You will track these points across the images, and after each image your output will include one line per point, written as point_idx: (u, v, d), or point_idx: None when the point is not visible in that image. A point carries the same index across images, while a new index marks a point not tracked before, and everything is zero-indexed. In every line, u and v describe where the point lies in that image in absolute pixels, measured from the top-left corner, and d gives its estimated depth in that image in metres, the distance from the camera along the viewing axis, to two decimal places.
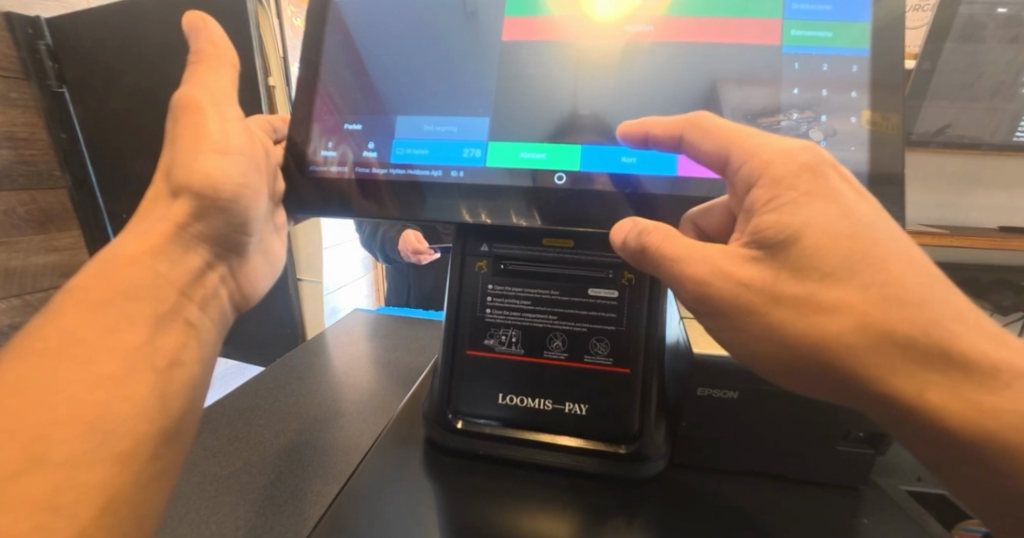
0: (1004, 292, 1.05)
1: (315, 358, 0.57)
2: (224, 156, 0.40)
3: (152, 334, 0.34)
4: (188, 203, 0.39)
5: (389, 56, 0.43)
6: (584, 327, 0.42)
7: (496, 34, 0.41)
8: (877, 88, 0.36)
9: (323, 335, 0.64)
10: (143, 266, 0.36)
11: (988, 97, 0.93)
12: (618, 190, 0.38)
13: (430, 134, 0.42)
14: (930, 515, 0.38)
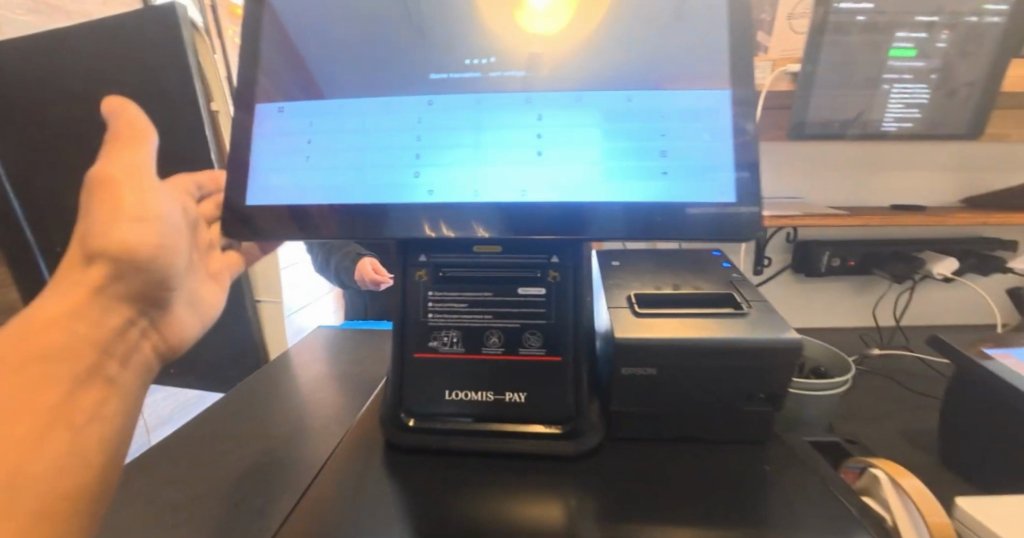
0: (894, 262, 0.88)
1: (278, 377, 0.58)
2: (143, 223, 0.33)
3: (67, 396, 0.27)
4: (104, 267, 0.30)
5: (320, 66, 0.38)
6: (516, 323, 0.39)
7: (437, 43, 0.37)
8: (739, 84, 0.33)
9: (286, 353, 0.65)
10: (58, 330, 0.28)
11: (861, 91, 0.75)
12: (559, 199, 0.34)
13: (379, 150, 0.37)
14: (823, 463, 0.39)
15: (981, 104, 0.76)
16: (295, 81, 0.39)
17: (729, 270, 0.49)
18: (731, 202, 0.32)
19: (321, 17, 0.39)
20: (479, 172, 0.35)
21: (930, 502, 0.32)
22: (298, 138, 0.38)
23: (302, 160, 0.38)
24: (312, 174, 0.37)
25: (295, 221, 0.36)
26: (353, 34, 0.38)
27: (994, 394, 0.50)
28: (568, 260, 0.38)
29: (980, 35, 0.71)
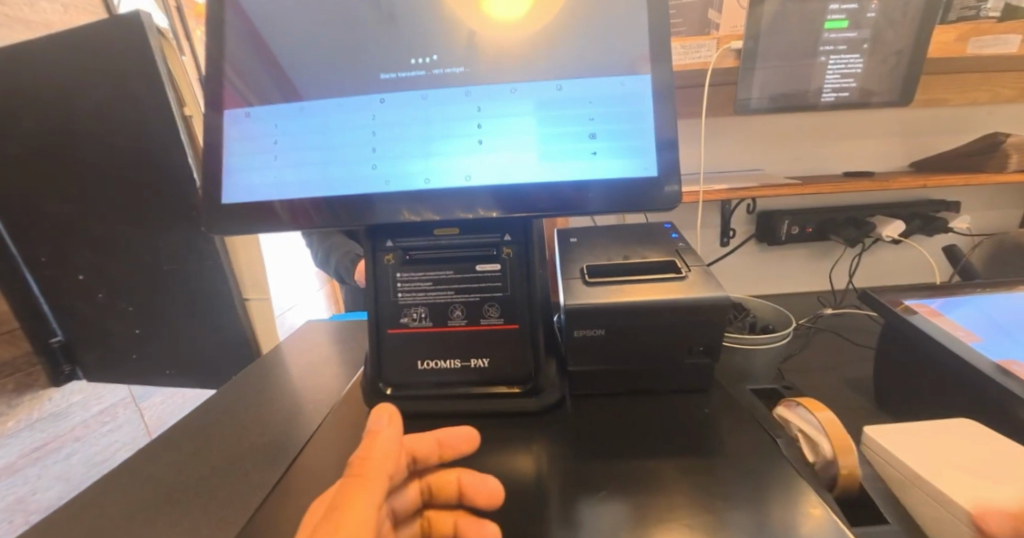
0: (846, 228, 0.94)
1: (275, 378, 0.64)
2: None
3: None
4: None
5: (289, 55, 0.42)
6: (476, 297, 0.43)
7: (401, 32, 0.41)
8: (660, 60, 0.39)
9: (282, 353, 0.72)
10: None
11: (802, 61, 0.80)
12: (534, 181, 0.39)
13: (356, 142, 0.41)
14: (761, 408, 0.44)
15: (910, 70, 0.80)
16: (266, 79, 0.42)
17: (676, 241, 0.54)
18: (653, 177, 0.38)
19: (286, 5, 0.42)
20: (433, 163, 0.40)
21: (839, 430, 0.37)
22: (273, 134, 0.42)
23: (280, 155, 0.41)
24: (293, 167, 0.41)
25: (280, 217, 0.41)
26: (310, 34, 0.41)
27: (918, 338, 0.56)
28: (520, 237, 0.43)
29: (906, 3, 0.75)
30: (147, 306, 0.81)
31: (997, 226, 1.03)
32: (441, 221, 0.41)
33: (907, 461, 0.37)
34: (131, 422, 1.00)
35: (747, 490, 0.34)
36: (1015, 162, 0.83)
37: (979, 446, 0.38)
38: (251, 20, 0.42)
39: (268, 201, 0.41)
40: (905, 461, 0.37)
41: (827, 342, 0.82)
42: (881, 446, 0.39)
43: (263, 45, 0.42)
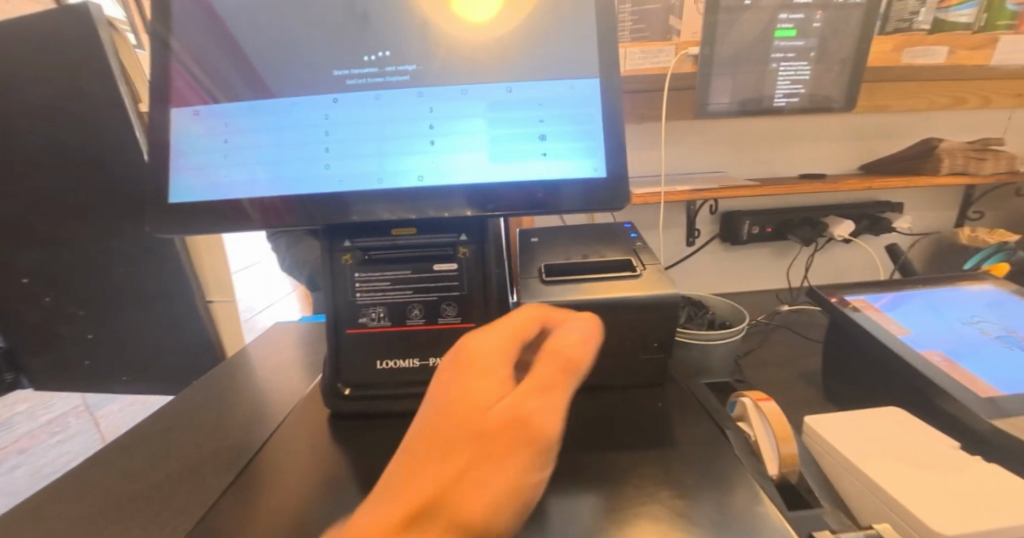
0: (802, 228, 0.98)
1: (239, 380, 0.63)
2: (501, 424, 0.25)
3: None
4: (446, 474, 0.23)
5: (262, 55, 0.44)
6: (434, 296, 0.45)
7: (371, 35, 0.44)
8: (609, 66, 0.43)
9: (247, 354, 0.71)
10: None
11: (755, 65, 0.83)
12: (502, 181, 0.43)
13: (331, 142, 0.43)
14: (712, 397, 0.47)
15: (854, 76, 0.84)
16: (236, 81, 0.44)
17: (634, 240, 0.56)
18: (603, 176, 0.43)
19: (258, 9, 0.44)
20: (387, 163, 0.43)
21: (780, 419, 0.39)
22: (243, 135, 0.44)
23: (254, 156, 0.44)
24: (267, 168, 0.44)
25: (245, 216, 0.43)
26: (280, 39, 0.44)
27: (856, 330, 0.61)
28: (475, 237, 0.45)
29: (847, 14, 0.80)
30: (101, 309, 0.78)
31: (936, 226, 1.10)
32: (415, 220, 0.43)
33: (845, 455, 0.39)
34: (84, 433, 0.92)
35: (697, 478, 0.37)
36: (945, 166, 0.88)
37: (908, 436, 0.41)
38: (222, 23, 0.44)
39: (238, 197, 0.43)
40: (844, 455, 0.39)
41: (784, 337, 0.86)
42: (824, 442, 0.42)
43: (235, 49, 0.44)
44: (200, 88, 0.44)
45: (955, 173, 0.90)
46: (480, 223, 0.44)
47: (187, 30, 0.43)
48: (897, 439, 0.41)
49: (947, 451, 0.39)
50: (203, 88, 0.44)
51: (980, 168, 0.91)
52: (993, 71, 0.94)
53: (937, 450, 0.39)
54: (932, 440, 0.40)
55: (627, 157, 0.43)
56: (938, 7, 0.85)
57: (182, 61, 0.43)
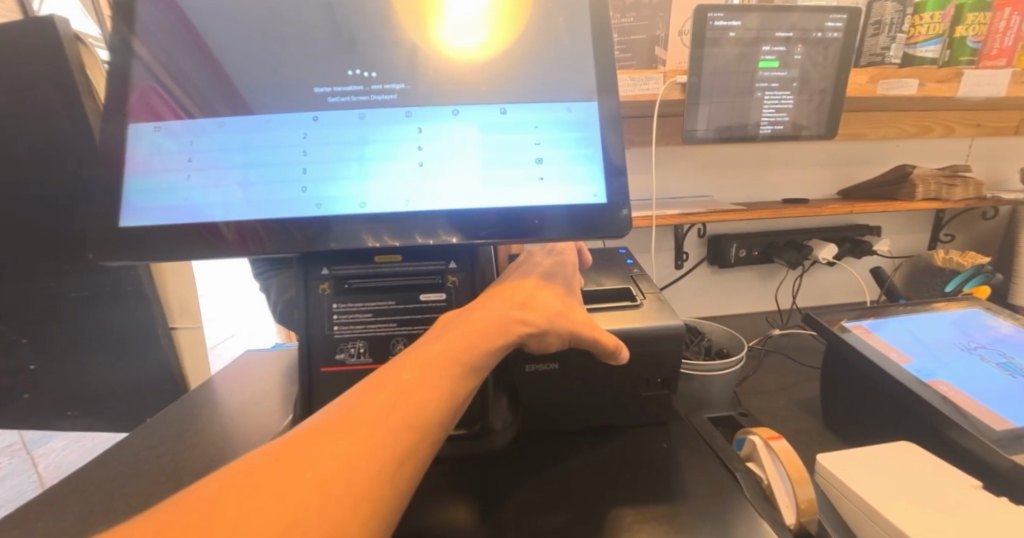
0: (788, 251, 0.98)
1: (202, 417, 0.58)
2: (528, 298, 0.40)
3: (421, 395, 0.31)
4: (490, 317, 0.37)
5: (238, 71, 0.41)
6: (421, 329, 0.43)
7: (358, 52, 0.41)
8: (605, 92, 0.42)
9: (212, 386, 0.66)
10: (453, 347, 0.34)
11: (739, 94, 0.83)
12: (499, 208, 0.40)
13: (309, 159, 0.40)
14: (717, 434, 0.50)
15: (833, 105, 0.85)
16: (211, 94, 0.41)
17: (631, 266, 0.61)
18: (605, 203, 0.41)
19: (236, 22, 0.41)
20: (368, 186, 0.40)
21: (792, 458, 0.41)
22: (214, 151, 0.41)
23: (226, 175, 0.40)
24: (241, 187, 0.40)
25: (209, 241, 0.39)
26: (256, 52, 0.41)
27: (851, 356, 0.60)
28: (464, 264, 0.44)
29: (826, 48, 0.82)
30: (54, 338, 0.72)
31: (912, 249, 1.12)
32: (402, 247, 0.40)
33: (858, 492, 0.42)
34: (19, 475, 0.87)
35: (698, 516, 0.39)
36: (920, 192, 0.90)
37: (923, 472, 0.43)
38: (197, 33, 0.41)
39: (202, 221, 0.40)
40: (857, 492, 0.42)
41: (775, 362, 0.85)
42: (842, 484, 0.43)
43: (206, 61, 0.41)
44: (168, 99, 0.41)
45: (930, 198, 0.92)
46: (469, 250, 0.43)
47: (156, 37, 0.40)
48: (903, 473, 0.43)
49: (963, 491, 0.41)
50: (174, 98, 0.41)
51: (951, 194, 0.93)
52: (959, 102, 0.97)
53: (950, 490, 0.41)
54: (950, 480, 0.42)
55: (626, 181, 0.41)
56: (907, 42, 0.87)
57: (152, 72, 0.40)
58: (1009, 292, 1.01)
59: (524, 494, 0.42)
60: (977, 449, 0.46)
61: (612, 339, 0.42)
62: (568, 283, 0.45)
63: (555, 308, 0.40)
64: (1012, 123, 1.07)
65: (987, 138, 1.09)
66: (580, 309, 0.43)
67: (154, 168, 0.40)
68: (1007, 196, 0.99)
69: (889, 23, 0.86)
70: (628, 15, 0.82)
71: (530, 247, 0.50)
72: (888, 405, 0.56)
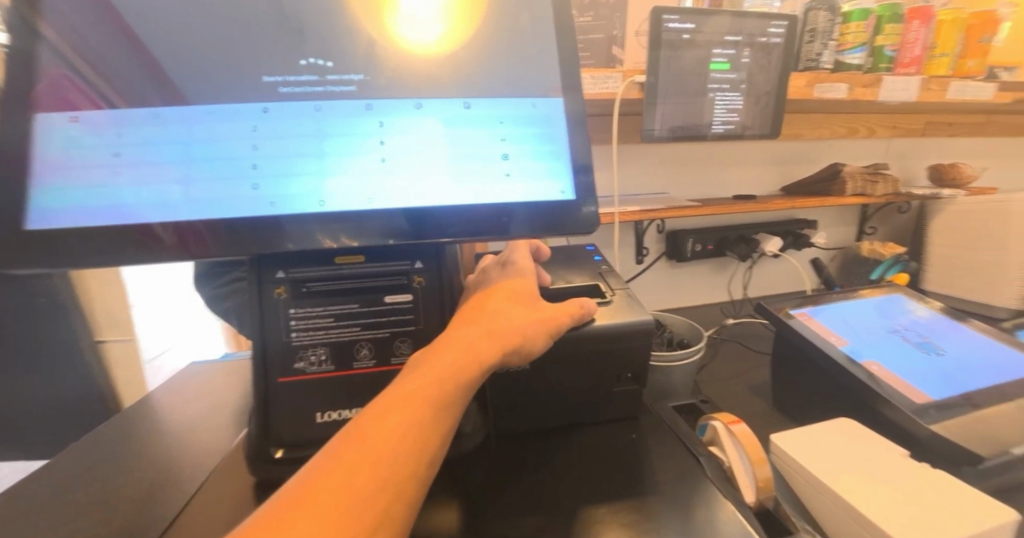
0: (739, 244, 1.05)
1: (142, 436, 0.53)
2: (498, 321, 0.40)
3: (392, 451, 0.31)
4: (459, 350, 0.37)
5: (174, 59, 0.37)
6: (387, 332, 0.42)
7: (311, 41, 0.39)
8: (569, 90, 0.43)
9: (152, 402, 0.61)
10: (423, 389, 0.34)
11: (692, 94, 0.86)
12: (471, 207, 0.39)
13: (261, 155, 0.38)
14: (684, 423, 0.52)
15: (778, 106, 0.90)
16: (141, 81, 0.37)
17: (598, 262, 0.61)
18: (572, 200, 0.41)
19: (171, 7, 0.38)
20: (327, 183, 0.38)
21: (751, 440, 0.44)
22: (146, 146, 0.37)
23: (161, 171, 0.37)
24: (182, 184, 0.37)
25: (147, 245, 0.35)
26: (195, 40, 0.37)
27: (799, 344, 0.63)
28: (431, 264, 0.42)
29: (768, 53, 0.87)
30: (41, 342, 0.86)
31: (844, 241, 1.21)
32: (364, 248, 0.39)
33: (805, 465, 0.44)
34: None
35: (670, 504, 0.41)
36: (850, 188, 0.97)
37: (858, 443, 0.47)
38: (119, 15, 0.37)
39: (136, 223, 0.36)
40: (802, 463, 0.45)
41: (731, 350, 0.88)
42: (792, 459, 0.46)
43: (131, 47, 0.37)
44: (87, 89, 0.36)
45: (857, 194, 1.00)
46: (436, 250, 0.42)
47: (69, 18, 0.36)
48: (842, 445, 0.47)
49: (891, 457, 0.45)
50: (93, 87, 0.36)
51: (875, 191, 1.01)
52: (880, 106, 1.05)
53: (880, 457, 0.45)
54: (878, 447, 0.46)
55: (592, 178, 0.42)
56: (837, 49, 0.93)
57: (64, 57, 0.36)
58: (922, 278, 1.13)
59: (502, 501, 0.41)
60: (907, 423, 0.51)
61: (575, 308, 0.46)
62: (529, 284, 0.46)
63: (523, 324, 0.41)
64: (923, 125, 1.18)
65: (903, 138, 1.20)
66: (542, 304, 0.45)
67: (69, 166, 0.36)
68: (918, 192, 1.09)
69: (822, 31, 0.91)
70: (586, 14, 0.83)
71: (483, 262, 0.51)
72: (830, 385, 0.60)
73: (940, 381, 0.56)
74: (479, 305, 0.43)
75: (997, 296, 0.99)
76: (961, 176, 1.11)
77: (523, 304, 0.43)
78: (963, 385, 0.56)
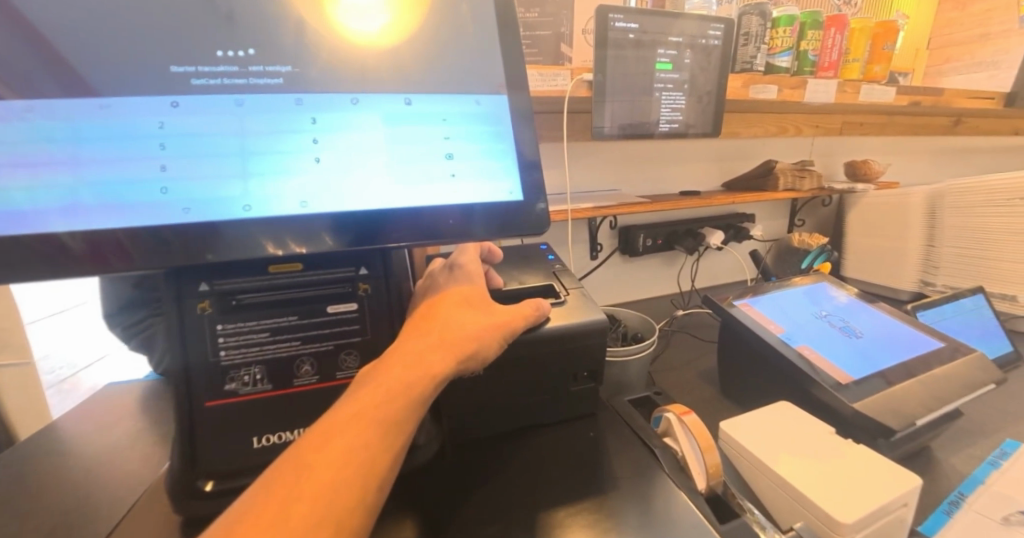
0: (686, 239, 1.08)
1: (46, 471, 0.47)
2: (449, 328, 0.39)
3: (336, 476, 0.29)
4: (410, 361, 0.35)
5: (61, 42, 0.32)
6: (330, 345, 0.39)
7: (231, 29, 0.35)
8: (516, 90, 0.42)
9: (59, 430, 0.54)
10: (369, 406, 0.32)
11: (637, 94, 0.88)
12: (417, 208, 0.37)
13: (175, 153, 0.34)
14: (639, 416, 0.52)
15: (718, 106, 0.94)
16: (16, 67, 0.31)
17: (552, 261, 0.61)
18: (521, 200, 0.40)
19: None
20: (255, 185, 0.35)
21: (701, 430, 0.44)
22: (26, 144, 0.31)
23: (50, 173, 0.32)
24: (79, 189, 0.32)
25: (33, 259, 0.30)
26: (89, 18, 0.33)
27: (743, 334, 0.66)
28: (377, 270, 0.40)
29: (708, 54, 0.90)
30: None
31: (776, 234, 1.29)
32: (300, 255, 0.36)
33: (749, 448, 0.47)
34: None
35: (627, 501, 0.40)
36: (782, 184, 1.03)
37: (794, 424, 0.51)
38: None
39: (14, 233, 0.30)
40: (747, 448, 0.48)
41: (682, 340, 0.91)
42: (736, 442, 0.49)
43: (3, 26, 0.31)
44: None
45: (788, 190, 1.06)
46: (382, 255, 0.40)
47: None
48: (779, 426, 0.50)
49: (822, 436, 0.48)
50: None
51: (803, 185, 1.08)
52: (806, 107, 1.13)
53: (812, 437, 0.48)
54: (811, 427, 0.50)
55: (541, 179, 0.41)
56: (768, 53, 0.98)
57: None
58: (842, 266, 1.22)
59: (466, 512, 0.39)
60: (834, 403, 0.55)
61: (529, 308, 0.45)
62: (482, 288, 0.45)
63: (475, 329, 0.40)
64: (838, 125, 1.27)
65: (825, 137, 1.29)
66: (498, 307, 0.43)
67: None
68: (838, 187, 1.18)
69: (755, 35, 0.96)
70: (533, 10, 0.83)
71: (432, 266, 0.48)
72: (768, 371, 0.63)
73: (862, 361, 0.61)
74: (429, 311, 0.41)
75: (901, 280, 1.09)
76: (872, 172, 1.21)
77: (476, 309, 0.42)
78: (875, 362, 0.61)
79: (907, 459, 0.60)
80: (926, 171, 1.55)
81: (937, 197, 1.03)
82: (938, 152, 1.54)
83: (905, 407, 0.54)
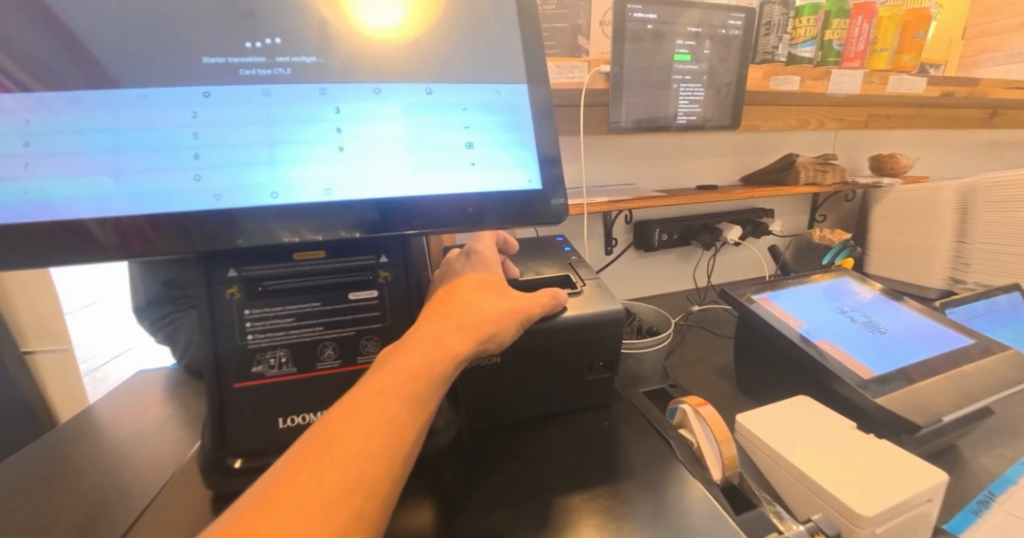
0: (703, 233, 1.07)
1: (82, 452, 0.49)
2: (468, 312, 0.39)
3: (362, 450, 0.29)
4: (431, 343, 0.36)
5: (100, 39, 0.33)
6: (352, 330, 0.40)
7: (258, 22, 0.36)
8: (534, 81, 0.42)
9: (93, 414, 0.56)
10: (393, 384, 0.33)
11: (655, 86, 0.87)
12: (437, 198, 0.38)
13: (204, 143, 0.35)
14: (654, 407, 0.52)
15: (737, 98, 0.93)
16: (58, 62, 0.33)
17: (568, 253, 0.61)
18: (539, 190, 0.41)
19: None
20: (281, 174, 0.36)
21: (718, 421, 0.44)
22: (67, 135, 0.33)
23: (89, 163, 0.33)
24: (115, 178, 0.33)
25: (74, 245, 0.32)
26: (126, 15, 0.34)
27: (761, 328, 0.65)
28: (397, 258, 0.41)
29: (728, 45, 0.88)
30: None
31: (796, 229, 1.26)
32: (324, 242, 0.37)
33: (766, 440, 0.47)
34: None
35: (643, 488, 0.41)
36: (803, 178, 1.01)
37: (812, 418, 0.50)
38: None
39: (58, 221, 0.32)
40: (763, 440, 0.47)
41: (698, 335, 0.91)
42: (752, 434, 0.49)
43: (47, 24, 0.32)
44: None
45: (810, 184, 1.04)
46: (402, 243, 0.40)
47: None
48: (796, 420, 0.50)
49: (841, 431, 0.48)
50: None
51: (825, 180, 1.05)
52: (829, 99, 1.10)
53: (830, 431, 0.48)
54: (830, 421, 0.49)
55: (559, 170, 0.42)
56: (790, 43, 0.96)
57: None
58: (864, 262, 1.20)
59: (483, 495, 0.40)
60: (856, 398, 0.54)
61: (547, 296, 0.45)
62: (499, 275, 0.46)
63: (494, 314, 0.40)
64: (864, 118, 1.24)
65: (849, 130, 1.26)
66: (515, 294, 0.44)
67: None
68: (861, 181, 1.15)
69: (777, 24, 0.94)
70: (550, 2, 0.83)
71: (450, 254, 0.49)
72: (786, 365, 0.62)
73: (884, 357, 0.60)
74: (447, 296, 0.41)
75: (927, 276, 1.06)
76: (898, 166, 1.18)
77: (494, 296, 0.42)
78: (898, 359, 0.59)
79: (931, 456, 0.59)
80: (955, 166, 1.50)
81: (967, 191, 1.00)
82: (968, 145, 1.49)
83: (930, 403, 0.53)
